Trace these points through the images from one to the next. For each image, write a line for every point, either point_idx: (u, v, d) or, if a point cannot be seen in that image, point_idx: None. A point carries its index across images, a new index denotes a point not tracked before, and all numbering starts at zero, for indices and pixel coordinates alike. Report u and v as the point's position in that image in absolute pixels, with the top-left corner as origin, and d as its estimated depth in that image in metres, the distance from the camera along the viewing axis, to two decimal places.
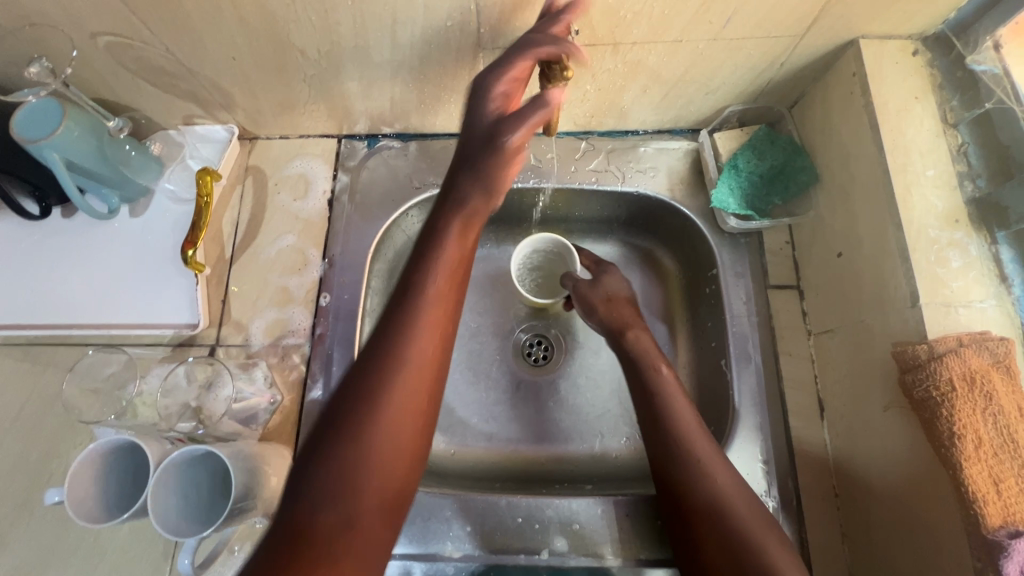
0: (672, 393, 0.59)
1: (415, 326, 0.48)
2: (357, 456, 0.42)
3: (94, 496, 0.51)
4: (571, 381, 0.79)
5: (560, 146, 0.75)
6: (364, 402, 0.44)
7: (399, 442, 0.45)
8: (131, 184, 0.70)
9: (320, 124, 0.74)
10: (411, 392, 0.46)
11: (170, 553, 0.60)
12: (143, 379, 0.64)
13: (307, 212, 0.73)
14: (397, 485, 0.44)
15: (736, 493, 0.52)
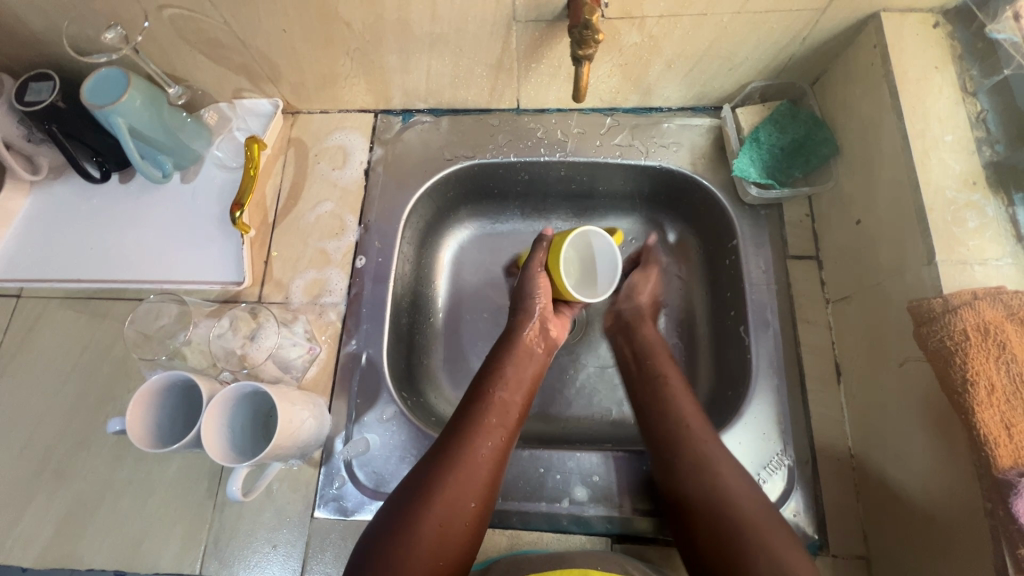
0: (674, 391, 0.62)
1: (474, 440, 0.56)
2: (416, 524, 0.51)
3: (151, 426, 0.55)
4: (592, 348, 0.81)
5: (586, 122, 0.78)
6: (422, 503, 0.52)
7: (467, 507, 0.53)
8: (186, 150, 0.75)
9: (359, 98, 0.78)
10: (480, 476, 0.55)
11: (213, 491, 0.64)
12: (194, 328, 0.67)
13: (345, 181, 0.78)
14: (457, 531, 0.52)
15: (734, 472, 0.55)
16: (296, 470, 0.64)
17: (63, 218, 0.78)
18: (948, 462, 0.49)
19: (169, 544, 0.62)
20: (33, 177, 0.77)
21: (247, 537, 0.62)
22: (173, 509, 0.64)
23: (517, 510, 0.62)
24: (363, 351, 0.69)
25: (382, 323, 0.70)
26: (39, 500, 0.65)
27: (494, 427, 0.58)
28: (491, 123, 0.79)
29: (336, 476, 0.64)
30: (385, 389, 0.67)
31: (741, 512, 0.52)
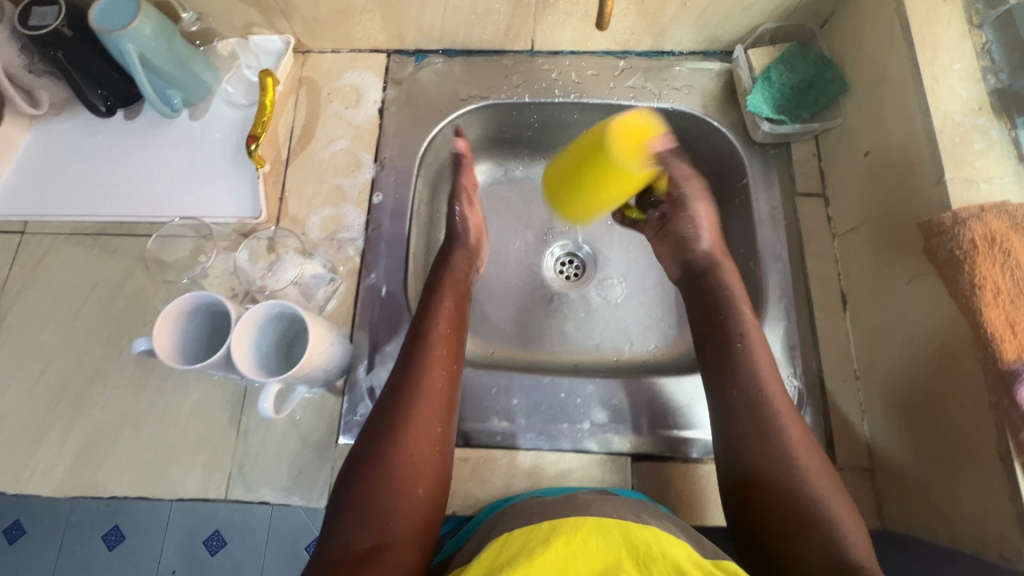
0: (755, 354, 0.60)
1: (424, 369, 0.58)
2: (384, 466, 0.52)
3: (175, 348, 0.55)
4: (601, 292, 0.85)
5: (599, 65, 0.79)
6: (387, 445, 0.53)
7: (428, 444, 0.55)
8: (194, 84, 0.74)
9: (372, 36, 0.77)
10: (435, 402, 0.57)
11: (235, 420, 0.64)
12: (217, 256, 0.69)
13: (359, 119, 0.77)
14: (429, 450, 0.55)
15: (805, 450, 0.55)
16: (319, 398, 0.64)
17: (67, 155, 0.76)
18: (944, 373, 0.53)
19: (193, 472, 0.62)
20: (33, 112, 0.74)
21: (273, 463, 0.62)
22: (195, 439, 0.63)
23: (541, 435, 0.64)
24: (383, 284, 0.69)
25: (401, 257, 0.70)
26: (56, 433, 0.64)
27: (433, 363, 0.59)
28: (505, 64, 0.79)
29: (359, 403, 0.65)
30: (406, 319, 0.68)
31: (811, 492, 0.52)
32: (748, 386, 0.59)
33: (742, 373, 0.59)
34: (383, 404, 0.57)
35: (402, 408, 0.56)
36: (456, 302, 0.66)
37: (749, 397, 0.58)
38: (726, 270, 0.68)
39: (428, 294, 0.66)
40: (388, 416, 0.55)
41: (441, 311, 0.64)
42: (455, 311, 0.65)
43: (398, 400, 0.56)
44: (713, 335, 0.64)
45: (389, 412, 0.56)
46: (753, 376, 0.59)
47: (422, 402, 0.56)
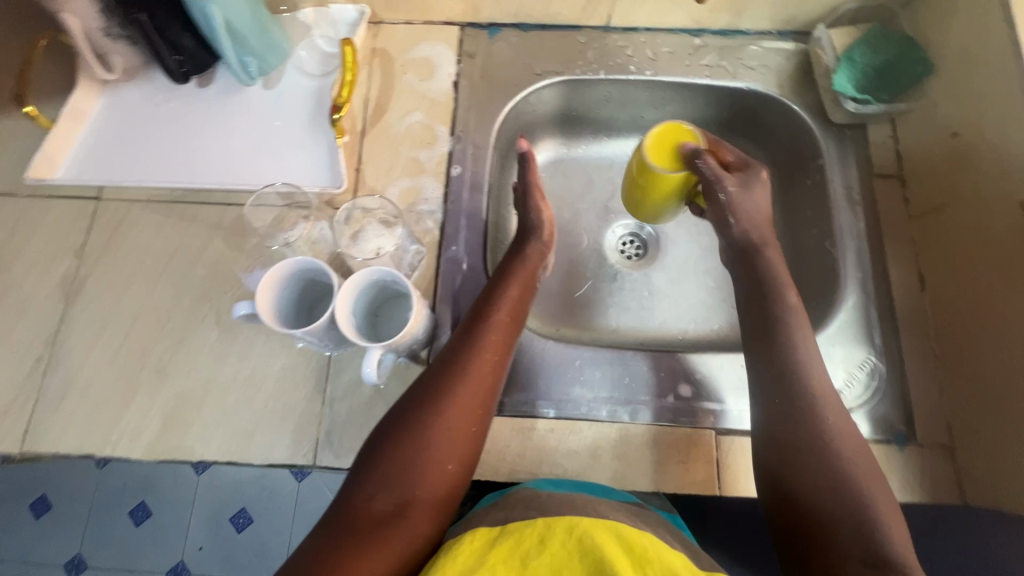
0: (800, 354, 0.58)
1: (478, 348, 0.59)
2: (418, 431, 0.53)
3: (274, 318, 0.55)
4: (664, 273, 0.86)
5: (674, 43, 0.79)
6: (426, 412, 0.54)
7: (465, 421, 0.55)
8: (271, 52, 0.73)
9: (448, 8, 0.77)
10: (480, 381, 0.57)
11: (320, 389, 0.64)
12: (313, 223, 0.69)
13: (434, 92, 0.77)
14: (466, 427, 0.55)
15: (847, 437, 0.54)
16: (404, 368, 0.65)
17: (140, 121, 0.75)
18: None
19: (281, 439, 0.62)
20: (108, 77, 0.74)
21: (360, 430, 0.63)
22: (281, 405, 0.64)
23: (625, 406, 0.65)
24: (463, 256, 0.69)
25: (480, 230, 0.70)
26: (141, 398, 0.64)
27: (488, 347, 0.59)
28: (579, 40, 0.79)
29: None
30: None
31: (851, 476, 0.52)
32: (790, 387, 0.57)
33: (784, 371, 0.58)
34: (431, 373, 0.57)
35: (449, 381, 0.56)
36: (520, 290, 0.65)
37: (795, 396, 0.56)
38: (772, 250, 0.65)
39: (494, 280, 0.66)
40: (433, 385, 0.56)
41: (503, 296, 0.64)
42: (518, 301, 0.64)
43: (446, 373, 0.57)
44: (769, 317, 0.61)
45: (435, 382, 0.56)
46: (795, 373, 0.57)
47: (468, 380, 0.56)
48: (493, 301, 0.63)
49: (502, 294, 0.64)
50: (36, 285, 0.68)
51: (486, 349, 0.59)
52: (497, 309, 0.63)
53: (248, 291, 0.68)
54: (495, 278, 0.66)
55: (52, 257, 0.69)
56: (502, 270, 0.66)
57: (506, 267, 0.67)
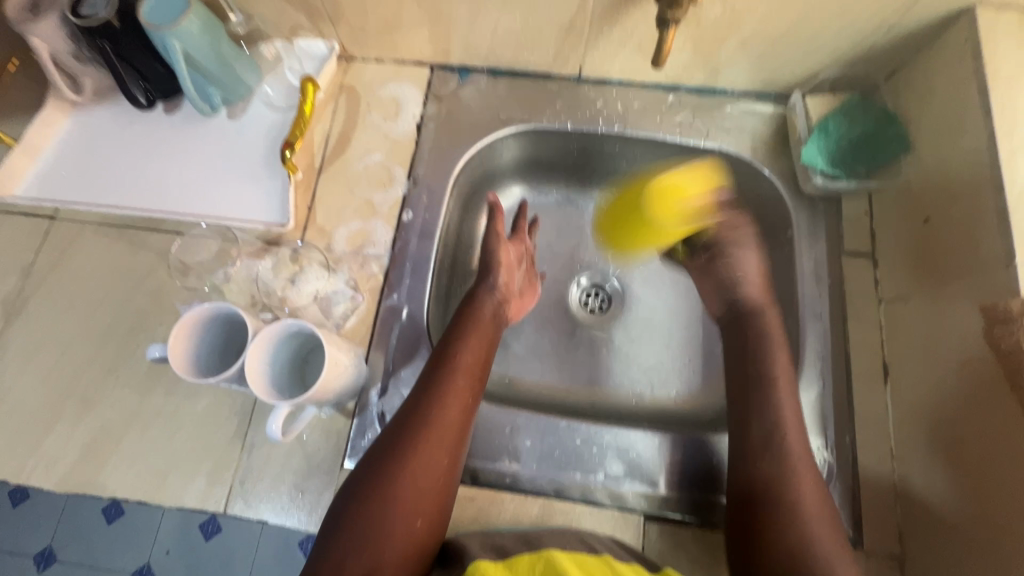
0: (783, 399, 0.59)
1: (443, 396, 0.56)
2: (386, 490, 0.51)
3: (192, 363, 0.54)
4: (626, 330, 0.82)
5: (647, 98, 0.76)
6: (393, 468, 0.52)
7: (433, 476, 0.53)
8: (236, 83, 0.74)
9: (417, 50, 0.76)
10: (448, 431, 0.55)
11: (240, 433, 0.62)
12: (244, 263, 0.67)
13: (397, 133, 0.76)
14: (435, 481, 0.53)
15: (826, 534, 0.52)
16: (328, 418, 0.63)
17: (104, 143, 0.76)
18: (992, 487, 0.50)
19: (195, 481, 0.61)
20: (75, 98, 0.75)
21: (276, 480, 0.61)
22: (200, 447, 0.62)
23: (554, 480, 0.61)
24: (404, 305, 0.67)
25: (425, 279, 0.69)
26: (63, 426, 0.63)
27: (451, 396, 0.57)
28: (549, 89, 0.77)
29: (368, 427, 0.62)
30: (424, 344, 0.66)
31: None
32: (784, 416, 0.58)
33: (767, 418, 0.58)
34: (396, 424, 0.55)
35: (415, 432, 0.54)
36: (484, 330, 0.63)
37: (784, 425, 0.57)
38: (770, 314, 0.66)
39: (457, 321, 0.64)
40: (399, 437, 0.54)
41: (469, 337, 0.62)
42: (480, 342, 0.62)
43: (411, 424, 0.55)
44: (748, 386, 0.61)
45: (402, 434, 0.54)
46: (779, 420, 0.58)
47: (435, 431, 0.54)
48: (461, 341, 0.61)
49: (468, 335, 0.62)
50: None
51: (455, 397, 0.57)
52: (464, 351, 0.60)
53: None
54: (462, 318, 0.64)
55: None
56: (463, 313, 0.64)
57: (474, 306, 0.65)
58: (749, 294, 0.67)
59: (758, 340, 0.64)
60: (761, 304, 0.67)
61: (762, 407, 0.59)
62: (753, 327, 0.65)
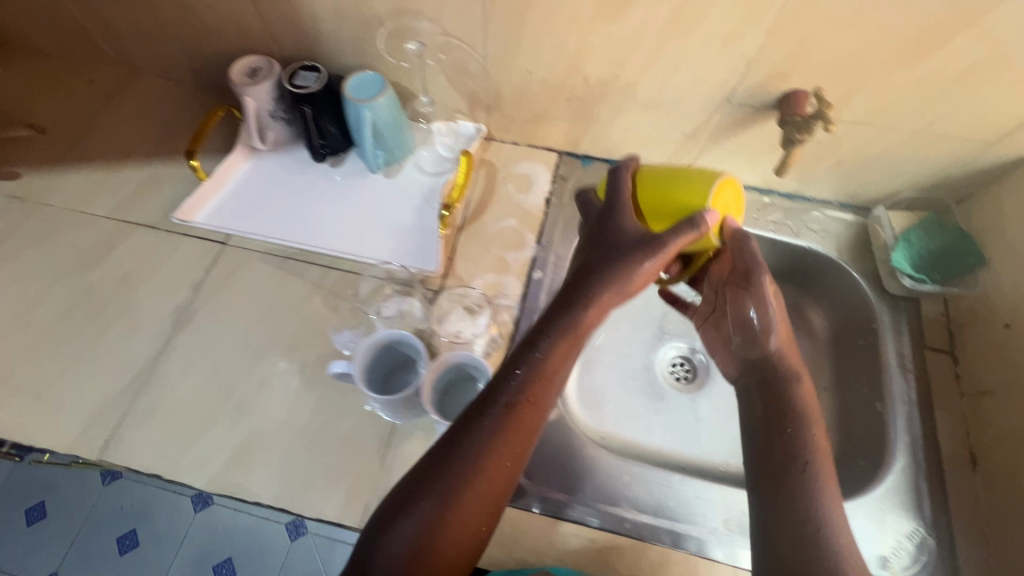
0: (822, 483, 0.55)
1: (500, 437, 0.52)
2: (431, 529, 0.48)
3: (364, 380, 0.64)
4: (710, 400, 0.88)
5: (744, 198, 0.89)
6: (439, 509, 0.48)
7: (478, 522, 0.50)
8: (398, 150, 0.86)
9: (552, 138, 0.89)
10: (498, 474, 0.51)
11: (380, 453, 0.68)
12: (404, 299, 0.77)
13: (529, 204, 0.87)
14: (475, 529, 0.50)
15: None
16: None
17: (275, 185, 0.88)
18: None
19: (334, 494, 0.66)
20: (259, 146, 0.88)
21: None
22: (342, 462, 0.67)
23: (669, 530, 0.65)
24: None
25: None
26: (217, 429, 0.69)
27: (515, 427, 0.53)
28: None
29: None
30: None
31: None
32: (813, 484, 0.55)
33: (818, 504, 0.54)
34: (454, 457, 0.51)
35: (468, 472, 0.50)
36: (561, 355, 0.56)
37: (814, 491, 0.55)
38: (804, 382, 0.64)
39: (546, 322, 0.58)
40: (456, 471, 0.50)
41: (546, 364, 0.55)
42: (562, 362, 0.56)
43: (467, 464, 0.50)
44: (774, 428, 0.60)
45: (456, 472, 0.50)
46: (828, 504, 0.54)
47: (482, 479, 0.50)
48: (536, 369, 0.55)
49: (533, 365, 0.55)
50: (154, 307, 0.77)
51: (512, 443, 0.52)
52: (529, 382, 0.55)
53: (334, 348, 0.75)
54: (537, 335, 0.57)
55: (173, 286, 0.79)
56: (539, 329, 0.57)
57: (570, 326, 0.57)
58: (784, 370, 0.65)
59: (791, 412, 0.61)
60: (792, 381, 0.64)
61: (794, 473, 0.56)
62: (770, 396, 0.63)
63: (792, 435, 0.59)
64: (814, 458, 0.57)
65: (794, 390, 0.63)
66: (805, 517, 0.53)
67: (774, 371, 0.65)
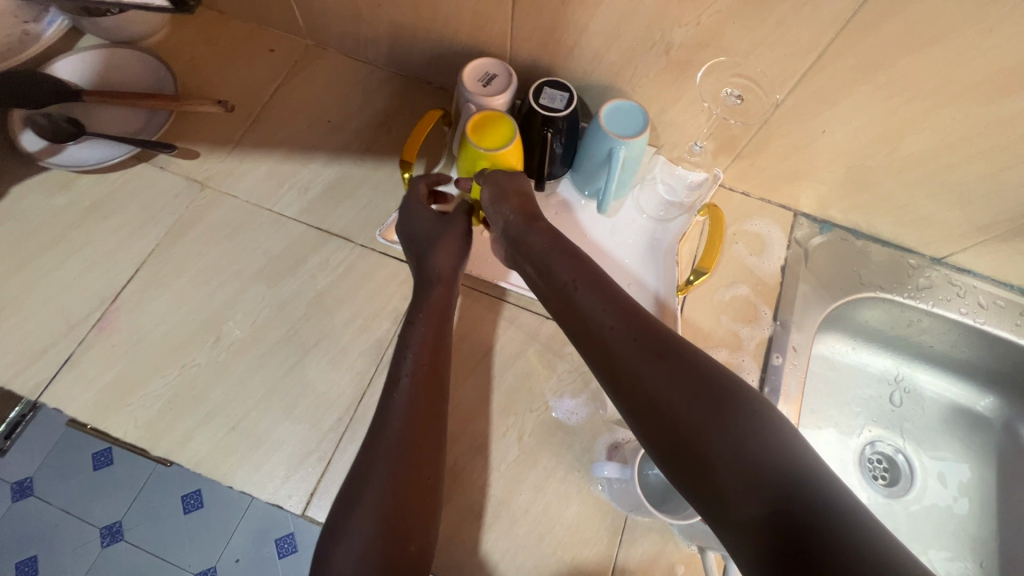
0: (617, 333, 0.49)
1: (394, 404, 0.55)
2: (371, 504, 0.50)
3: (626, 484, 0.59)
4: (903, 507, 0.83)
5: (1005, 299, 0.78)
6: (363, 486, 0.51)
7: (394, 498, 0.50)
8: (623, 189, 0.75)
9: (797, 198, 0.78)
10: (417, 450, 0.53)
11: (613, 551, 0.61)
12: None
13: (762, 270, 0.77)
14: (406, 510, 0.50)
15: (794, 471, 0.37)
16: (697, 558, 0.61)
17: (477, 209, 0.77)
18: None
19: None
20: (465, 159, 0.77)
21: None
22: (570, 555, 0.61)
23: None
24: None
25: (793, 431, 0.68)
26: None
27: (413, 387, 0.57)
28: (908, 263, 0.80)
29: None
30: None
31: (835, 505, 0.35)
32: (740, 425, 0.40)
33: (635, 359, 0.47)
34: (379, 425, 0.54)
35: (402, 447, 0.53)
36: (429, 316, 0.62)
37: (743, 434, 0.40)
38: (579, 257, 0.58)
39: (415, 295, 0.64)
40: (389, 439, 0.53)
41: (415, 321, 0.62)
42: (436, 324, 0.62)
43: (378, 424, 0.54)
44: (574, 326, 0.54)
45: (384, 442, 0.53)
46: (634, 352, 0.47)
47: (387, 447, 0.53)
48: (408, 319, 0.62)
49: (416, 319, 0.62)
50: (353, 340, 0.69)
51: (418, 414, 0.55)
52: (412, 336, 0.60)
53: (555, 417, 0.67)
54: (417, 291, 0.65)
55: (373, 317, 0.70)
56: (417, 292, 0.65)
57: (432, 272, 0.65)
58: (612, 307, 0.51)
59: (580, 280, 0.55)
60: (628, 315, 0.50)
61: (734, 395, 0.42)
62: (550, 277, 0.58)
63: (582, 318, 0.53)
64: (677, 397, 0.43)
65: (560, 255, 0.59)
66: (792, 472, 0.37)
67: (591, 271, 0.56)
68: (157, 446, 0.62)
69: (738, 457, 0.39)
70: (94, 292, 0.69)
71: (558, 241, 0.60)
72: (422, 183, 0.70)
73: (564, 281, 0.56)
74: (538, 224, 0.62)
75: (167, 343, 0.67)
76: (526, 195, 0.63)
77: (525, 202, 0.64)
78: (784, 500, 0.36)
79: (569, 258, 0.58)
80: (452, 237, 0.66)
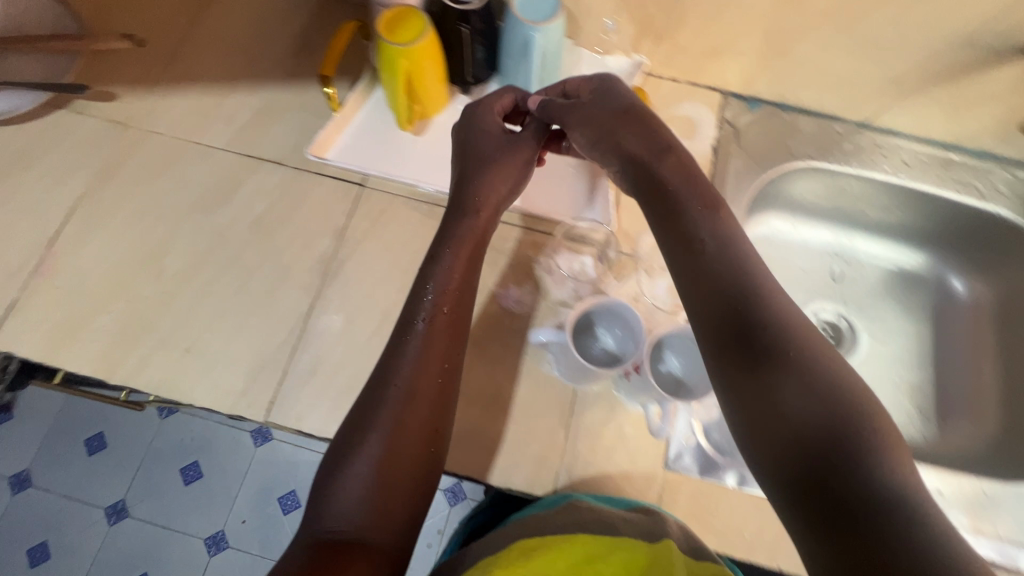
0: (761, 268, 0.47)
1: (410, 346, 0.53)
2: (378, 442, 0.48)
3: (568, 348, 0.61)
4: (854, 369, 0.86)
5: (928, 154, 0.81)
6: (365, 427, 0.49)
7: (404, 440, 0.49)
8: (550, 83, 0.75)
9: (723, 76, 0.78)
10: (429, 390, 0.52)
11: (566, 421, 0.65)
12: (573, 256, 0.71)
13: (695, 152, 0.78)
14: (410, 452, 0.49)
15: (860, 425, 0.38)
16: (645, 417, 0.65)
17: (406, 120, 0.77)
18: None
19: (522, 461, 0.63)
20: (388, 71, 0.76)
21: (603, 470, 0.63)
22: (525, 429, 0.64)
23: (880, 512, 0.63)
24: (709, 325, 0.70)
25: None
26: None
27: (429, 327, 0.54)
28: (836, 130, 0.81)
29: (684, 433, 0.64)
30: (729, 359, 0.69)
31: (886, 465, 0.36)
32: (831, 403, 0.39)
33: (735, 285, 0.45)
34: (390, 366, 0.52)
35: (414, 388, 0.51)
36: (459, 254, 0.59)
37: (831, 410, 0.39)
38: (696, 183, 0.53)
39: (445, 229, 0.61)
40: (399, 380, 0.51)
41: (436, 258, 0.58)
42: (464, 264, 0.58)
43: (389, 365, 0.52)
44: (669, 241, 0.51)
45: (395, 383, 0.51)
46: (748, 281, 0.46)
47: (397, 392, 0.51)
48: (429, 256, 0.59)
49: (437, 256, 0.58)
50: (297, 257, 0.70)
51: (436, 356, 0.53)
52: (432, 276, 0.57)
53: (500, 307, 0.69)
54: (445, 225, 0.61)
55: (314, 234, 0.71)
56: (447, 226, 0.61)
57: (467, 206, 0.61)
58: (728, 261, 0.47)
59: (715, 214, 0.51)
60: (740, 271, 0.46)
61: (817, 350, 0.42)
62: (654, 194, 0.54)
63: (688, 239, 0.50)
64: (772, 365, 0.42)
65: (664, 175, 0.54)
66: (856, 429, 0.38)
67: (705, 200, 0.52)
68: (117, 375, 0.64)
69: (817, 417, 0.39)
70: (31, 240, 0.68)
71: (659, 157, 0.55)
72: (510, 94, 0.66)
73: (685, 204, 0.52)
74: (633, 136, 0.57)
75: (110, 280, 0.67)
76: (645, 113, 0.58)
77: (639, 121, 0.58)
78: (846, 462, 0.36)
79: (682, 184, 0.54)
80: (497, 159, 0.63)
